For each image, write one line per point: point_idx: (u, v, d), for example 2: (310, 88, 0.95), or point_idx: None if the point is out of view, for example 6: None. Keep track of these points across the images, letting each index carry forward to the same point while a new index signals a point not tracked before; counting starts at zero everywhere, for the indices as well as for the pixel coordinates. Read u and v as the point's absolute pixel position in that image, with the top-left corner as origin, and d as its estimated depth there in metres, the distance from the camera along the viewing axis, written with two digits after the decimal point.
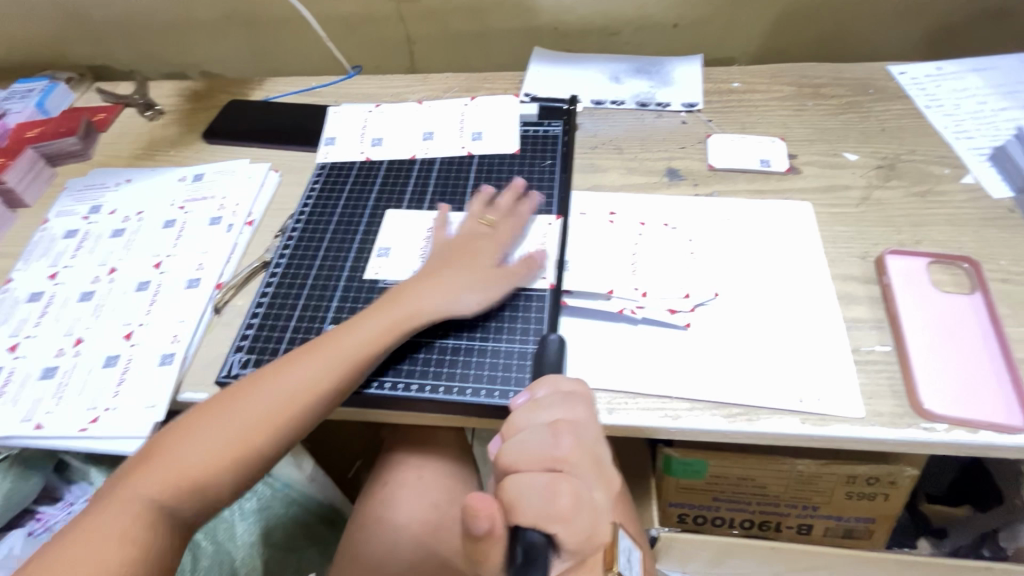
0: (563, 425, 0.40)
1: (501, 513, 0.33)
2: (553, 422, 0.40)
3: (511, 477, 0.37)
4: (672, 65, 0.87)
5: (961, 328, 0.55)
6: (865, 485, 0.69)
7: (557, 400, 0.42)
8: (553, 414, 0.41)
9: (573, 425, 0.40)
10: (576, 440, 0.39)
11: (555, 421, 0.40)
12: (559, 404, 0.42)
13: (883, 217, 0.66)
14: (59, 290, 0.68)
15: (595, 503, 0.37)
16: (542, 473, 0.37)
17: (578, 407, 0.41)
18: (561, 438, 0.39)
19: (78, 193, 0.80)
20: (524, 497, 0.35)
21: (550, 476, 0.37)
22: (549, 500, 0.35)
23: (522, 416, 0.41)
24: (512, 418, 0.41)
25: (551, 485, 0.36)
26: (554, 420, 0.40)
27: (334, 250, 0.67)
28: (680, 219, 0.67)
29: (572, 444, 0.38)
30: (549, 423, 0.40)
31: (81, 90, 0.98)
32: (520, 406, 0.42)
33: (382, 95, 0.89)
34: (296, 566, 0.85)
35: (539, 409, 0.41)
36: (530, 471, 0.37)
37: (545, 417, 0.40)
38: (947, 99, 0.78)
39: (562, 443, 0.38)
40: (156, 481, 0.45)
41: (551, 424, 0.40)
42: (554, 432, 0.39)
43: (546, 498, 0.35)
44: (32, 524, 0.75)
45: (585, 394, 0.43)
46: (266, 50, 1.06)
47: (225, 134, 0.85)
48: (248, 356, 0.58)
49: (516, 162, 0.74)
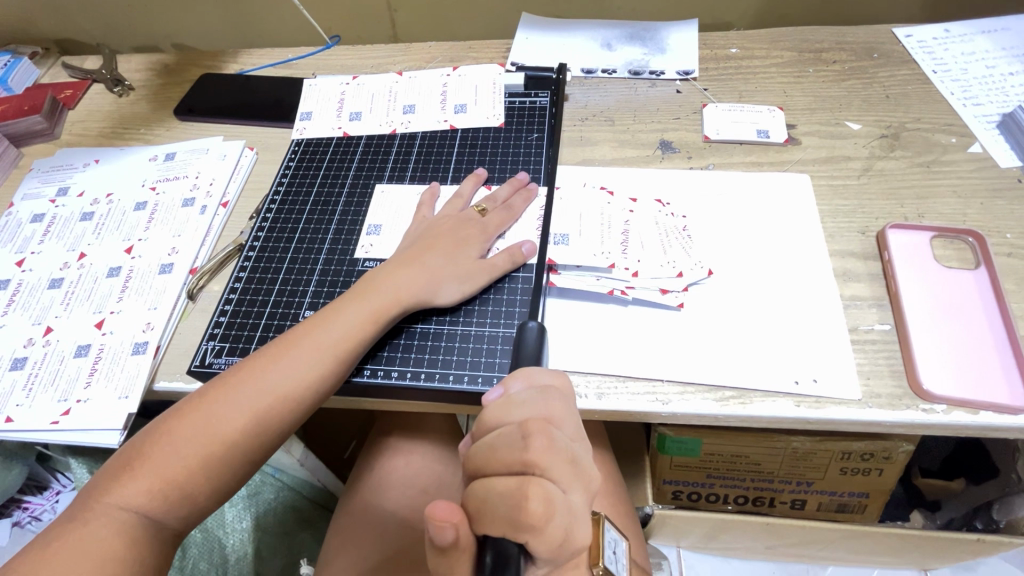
0: (534, 423, 0.37)
1: (465, 520, 0.33)
2: (525, 421, 0.37)
3: (478, 484, 0.35)
4: (667, 30, 0.83)
5: (963, 306, 0.53)
6: (859, 461, 0.68)
7: (532, 397, 0.39)
8: (526, 414, 0.38)
9: (547, 423, 0.37)
10: (549, 440, 0.36)
11: (526, 420, 0.37)
12: (534, 400, 0.39)
13: (886, 189, 0.63)
14: (27, 278, 0.65)
15: (571, 506, 0.35)
16: (511, 478, 0.34)
17: (552, 404, 0.39)
18: (533, 438, 0.36)
19: (45, 174, 0.76)
20: (495, 505, 0.33)
21: (520, 479, 0.34)
22: (517, 507, 0.33)
23: (492, 415, 0.38)
24: (484, 417, 0.39)
25: (520, 490, 0.33)
26: (525, 419, 0.37)
27: (312, 232, 0.65)
28: (673, 194, 0.64)
29: (544, 444, 0.36)
30: (520, 422, 0.37)
31: (46, 65, 0.93)
32: (493, 402, 0.40)
33: (362, 66, 0.85)
34: (289, 550, 0.83)
35: (512, 405, 0.38)
36: (499, 477, 0.35)
37: (517, 416, 0.38)
38: (955, 63, 0.74)
39: (535, 445, 0.36)
40: (135, 491, 0.43)
41: (522, 424, 0.37)
42: (525, 432, 0.36)
43: (514, 504, 0.33)
44: (19, 514, 0.75)
45: (560, 388, 0.41)
46: (240, 20, 1.01)
47: (196, 110, 0.81)
48: (222, 345, 0.56)
49: (502, 136, 0.71)
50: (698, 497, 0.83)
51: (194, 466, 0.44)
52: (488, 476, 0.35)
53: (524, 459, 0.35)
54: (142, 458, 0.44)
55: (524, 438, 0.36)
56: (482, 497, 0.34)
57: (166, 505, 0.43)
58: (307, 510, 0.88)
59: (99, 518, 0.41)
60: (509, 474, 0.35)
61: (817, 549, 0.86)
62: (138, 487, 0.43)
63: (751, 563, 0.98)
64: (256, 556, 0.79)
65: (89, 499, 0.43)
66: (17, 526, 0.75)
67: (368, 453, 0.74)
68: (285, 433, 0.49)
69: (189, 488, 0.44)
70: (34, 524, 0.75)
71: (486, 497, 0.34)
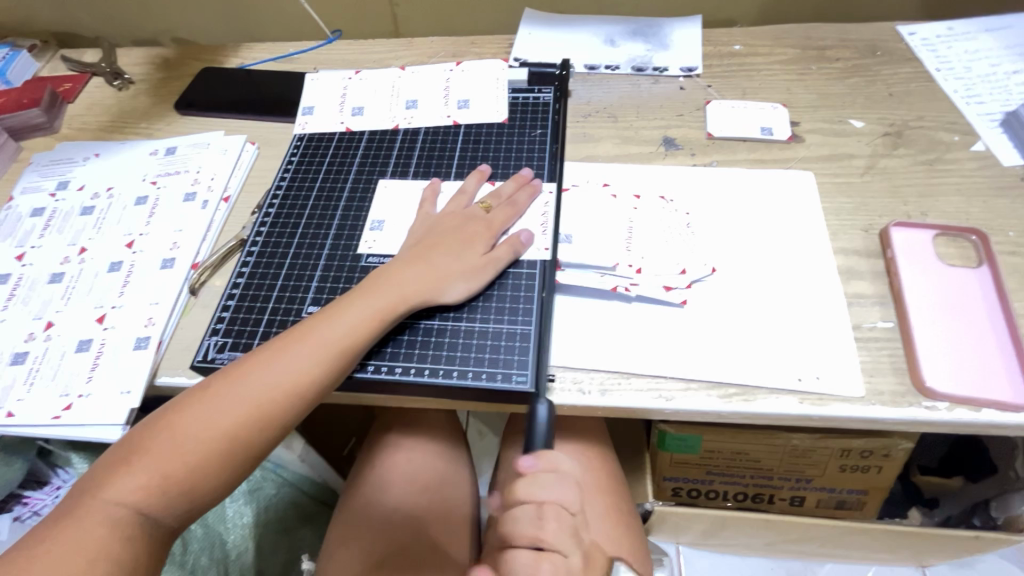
0: (549, 507, 0.42)
1: None
2: (542, 504, 0.42)
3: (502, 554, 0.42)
4: (670, 27, 0.83)
5: (967, 304, 0.53)
6: (858, 458, 0.68)
7: (552, 479, 0.43)
8: (544, 494, 0.42)
9: (560, 508, 0.42)
10: (560, 523, 0.42)
11: (543, 504, 0.42)
12: (554, 483, 0.43)
13: (889, 187, 0.63)
14: (27, 272, 0.65)
15: (577, 571, 0.41)
16: (528, 552, 0.41)
17: (567, 486, 0.43)
18: (547, 521, 0.42)
19: (44, 168, 0.76)
20: (515, 574, 0.41)
21: (535, 553, 0.41)
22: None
23: (515, 490, 0.43)
24: (508, 490, 0.43)
25: (534, 564, 0.40)
26: (542, 501, 0.42)
27: (314, 227, 0.64)
28: (676, 191, 0.64)
29: (556, 525, 0.42)
30: (538, 505, 0.42)
31: (45, 58, 0.93)
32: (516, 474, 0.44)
33: (364, 60, 0.84)
34: (288, 546, 0.83)
35: (535, 486, 0.42)
36: (517, 549, 0.41)
37: (537, 497, 0.42)
38: (959, 61, 0.74)
39: (548, 525, 0.42)
40: (135, 486, 0.43)
41: (539, 506, 0.42)
42: (540, 516, 0.42)
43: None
44: (19, 509, 0.75)
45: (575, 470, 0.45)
46: (241, 13, 1.00)
47: (197, 104, 0.80)
48: (224, 340, 0.56)
49: (506, 132, 0.70)
50: (697, 494, 0.83)
51: (194, 462, 0.44)
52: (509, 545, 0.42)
53: (538, 536, 0.41)
54: (142, 453, 0.44)
55: (539, 519, 0.42)
56: (503, 565, 0.41)
57: (165, 502, 0.43)
58: (307, 506, 0.88)
59: (97, 513, 0.42)
60: (526, 547, 0.41)
61: (815, 545, 0.87)
62: (136, 483, 0.43)
63: (749, 559, 0.99)
64: (257, 552, 0.79)
65: (87, 494, 0.42)
66: (17, 521, 0.74)
67: (368, 449, 0.74)
68: (287, 429, 0.48)
69: (188, 484, 0.44)
70: (33, 519, 0.75)
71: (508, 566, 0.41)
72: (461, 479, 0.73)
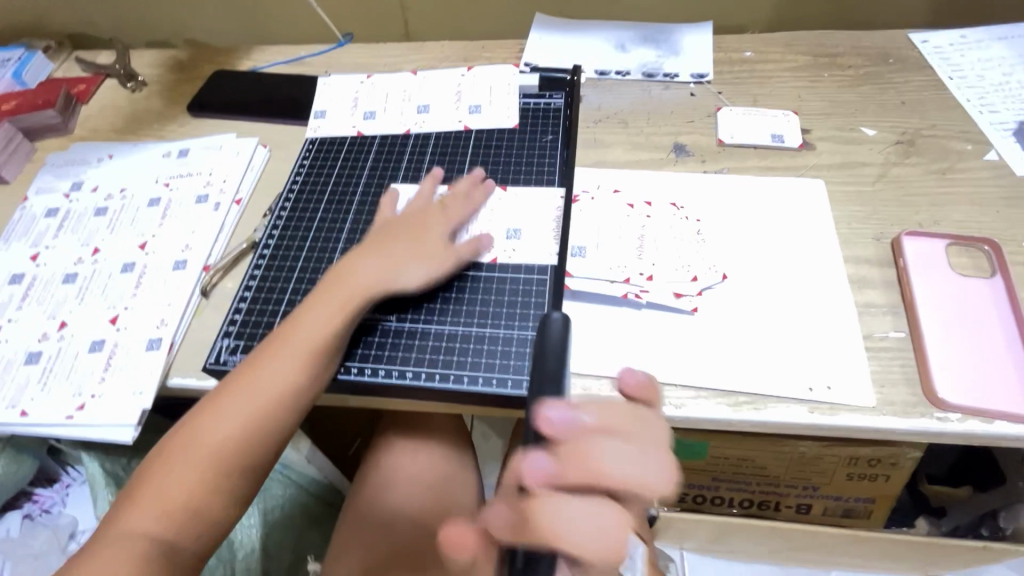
0: (651, 450, 0.37)
1: (536, 538, 0.31)
2: (640, 444, 0.36)
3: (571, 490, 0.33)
4: (681, 33, 0.83)
5: (980, 314, 0.53)
6: (866, 467, 0.68)
7: (651, 421, 0.39)
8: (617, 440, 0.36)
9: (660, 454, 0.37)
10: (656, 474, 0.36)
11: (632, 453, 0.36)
12: (653, 428, 0.38)
13: (901, 196, 0.63)
14: (41, 272, 0.66)
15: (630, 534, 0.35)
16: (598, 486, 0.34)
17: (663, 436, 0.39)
18: (648, 466, 0.35)
19: (58, 169, 0.76)
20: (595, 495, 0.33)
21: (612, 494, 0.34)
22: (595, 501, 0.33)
23: (614, 423, 0.36)
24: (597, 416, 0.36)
25: (593, 499, 0.33)
26: (643, 440, 0.37)
27: (326, 230, 0.65)
28: (688, 198, 0.64)
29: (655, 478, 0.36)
30: (638, 442, 0.36)
31: (59, 59, 0.93)
32: (617, 409, 0.38)
33: (375, 64, 0.85)
34: (295, 544, 0.82)
35: (637, 422, 0.38)
36: (598, 490, 0.34)
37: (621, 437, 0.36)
38: (971, 69, 0.74)
39: (646, 470, 0.35)
40: (153, 507, 0.44)
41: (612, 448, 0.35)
42: (642, 458, 0.35)
43: (601, 532, 0.32)
44: (30, 506, 0.76)
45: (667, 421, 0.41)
46: (253, 16, 1.01)
47: (208, 107, 0.81)
48: (236, 343, 0.56)
49: (516, 136, 0.71)
50: (702, 500, 0.83)
51: (199, 483, 0.45)
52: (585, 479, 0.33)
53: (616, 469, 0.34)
54: (144, 488, 0.45)
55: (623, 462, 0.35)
56: (574, 504, 0.32)
57: (176, 520, 0.44)
58: (313, 506, 0.88)
59: (111, 543, 0.42)
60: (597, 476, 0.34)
61: (821, 553, 0.86)
62: (153, 504, 0.44)
63: (752, 566, 0.98)
64: (263, 553, 0.79)
65: (100, 530, 0.43)
66: (27, 518, 0.75)
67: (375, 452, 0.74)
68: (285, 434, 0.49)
69: (204, 498, 0.45)
70: (43, 518, 0.75)
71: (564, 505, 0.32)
72: (467, 480, 0.73)
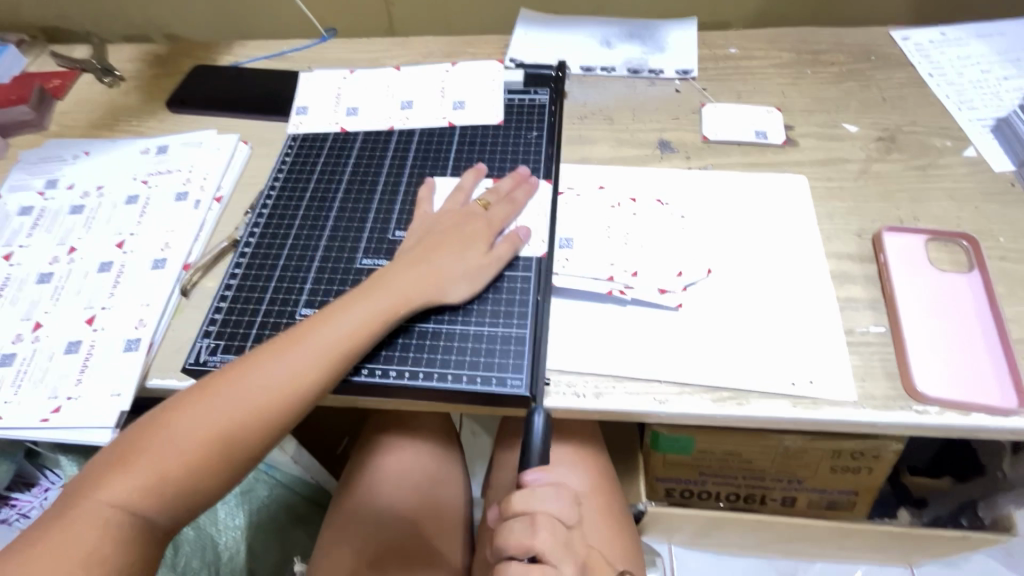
0: (542, 517, 0.46)
1: (527, 523, 0.46)
2: (535, 514, 0.46)
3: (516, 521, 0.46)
4: (665, 29, 0.83)
5: (957, 308, 0.54)
6: (850, 459, 0.68)
7: (549, 492, 0.47)
8: (542, 505, 0.46)
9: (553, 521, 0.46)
10: (552, 533, 0.46)
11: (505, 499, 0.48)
12: (549, 497, 0.47)
13: (882, 191, 0.63)
14: (15, 271, 0.64)
15: None
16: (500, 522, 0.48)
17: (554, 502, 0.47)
18: (539, 529, 0.45)
19: (33, 166, 0.75)
20: None
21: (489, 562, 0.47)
22: None
23: (517, 497, 0.47)
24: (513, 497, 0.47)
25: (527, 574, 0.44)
26: (538, 511, 0.46)
27: (308, 228, 0.64)
28: (672, 194, 0.64)
29: (548, 535, 0.45)
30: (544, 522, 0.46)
31: (33, 53, 0.91)
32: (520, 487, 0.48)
33: (358, 60, 0.84)
34: (279, 548, 0.82)
35: (532, 496, 0.47)
36: (512, 557, 0.45)
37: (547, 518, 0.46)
38: (950, 67, 0.75)
39: (540, 531, 0.45)
40: (131, 486, 0.42)
41: (533, 517, 0.46)
42: (534, 525, 0.45)
43: (526, 532, 0.45)
44: (7, 511, 0.74)
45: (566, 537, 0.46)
46: (235, 12, 0.99)
47: (187, 102, 0.80)
48: (216, 343, 0.56)
49: (501, 133, 0.70)
50: (688, 495, 0.82)
51: (191, 463, 0.44)
52: (534, 512, 0.46)
53: (505, 520, 0.47)
54: (135, 455, 0.43)
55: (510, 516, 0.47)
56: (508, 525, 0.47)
57: (160, 502, 0.43)
58: (298, 506, 0.87)
59: (90, 515, 0.41)
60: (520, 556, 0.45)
61: (807, 544, 0.87)
62: (132, 483, 0.42)
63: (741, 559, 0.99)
64: (250, 554, 0.78)
65: (80, 494, 0.42)
66: (5, 523, 0.74)
67: (361, 451, 0.73)
68: (283, 431, 0.48)
69: (185, 484, 0.43)
70: (21, 522, 0.74)
71: (530, 527, 0.45)
72: (453, 478, 0.72)
